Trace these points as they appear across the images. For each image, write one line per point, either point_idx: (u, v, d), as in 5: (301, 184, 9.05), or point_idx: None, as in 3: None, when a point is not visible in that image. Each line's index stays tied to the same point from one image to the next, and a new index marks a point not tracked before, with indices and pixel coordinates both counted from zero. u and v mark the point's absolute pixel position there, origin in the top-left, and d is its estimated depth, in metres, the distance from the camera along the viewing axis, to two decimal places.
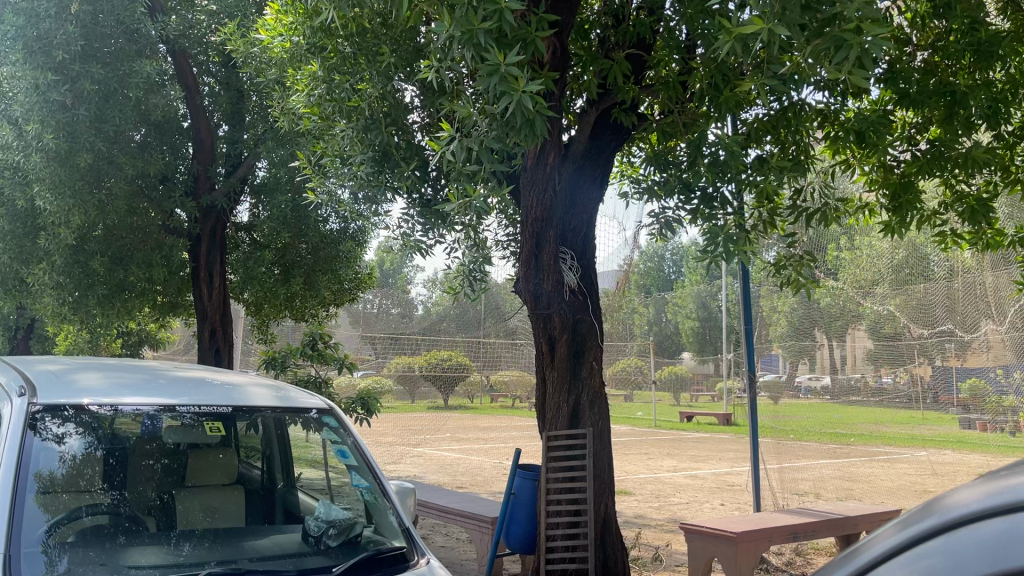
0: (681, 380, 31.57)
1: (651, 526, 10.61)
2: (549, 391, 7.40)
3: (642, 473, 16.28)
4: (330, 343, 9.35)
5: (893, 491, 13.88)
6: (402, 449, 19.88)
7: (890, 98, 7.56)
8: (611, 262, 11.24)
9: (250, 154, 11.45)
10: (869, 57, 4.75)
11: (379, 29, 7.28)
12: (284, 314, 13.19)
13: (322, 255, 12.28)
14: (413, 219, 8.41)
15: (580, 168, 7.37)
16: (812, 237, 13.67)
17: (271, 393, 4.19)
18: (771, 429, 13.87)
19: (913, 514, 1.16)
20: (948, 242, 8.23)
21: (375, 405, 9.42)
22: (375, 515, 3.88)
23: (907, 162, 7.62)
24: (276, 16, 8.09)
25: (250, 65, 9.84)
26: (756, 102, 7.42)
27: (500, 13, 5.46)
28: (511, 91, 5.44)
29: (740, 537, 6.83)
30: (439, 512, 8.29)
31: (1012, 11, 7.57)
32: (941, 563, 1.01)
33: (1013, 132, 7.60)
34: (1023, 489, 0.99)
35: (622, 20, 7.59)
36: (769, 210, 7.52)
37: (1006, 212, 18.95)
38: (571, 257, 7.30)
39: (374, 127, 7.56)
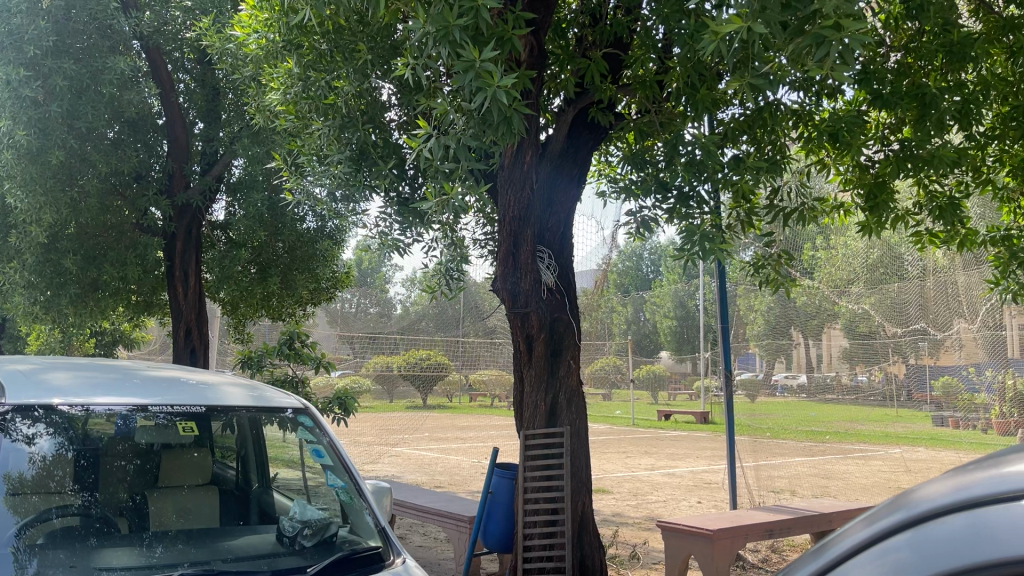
0: (659, 379, 31.73)
1: (628, 524, 10.63)
2: (527, 389, 7.40)
3: (620, 472, 16.33)
4: (307, 342, 9.28)
5: (868, 488, 14.02)
6: (379, 448, 19.82)
7: (865, 98, 7.63)
8: (589, 261, 11.25)
9: (226, 151, 11.32)
10: (847, 56, 4.78)
11: (356, 26, 7.25)
12: (260, 314, 13.10)
13: (299, 254, 12.19)
14: (391, 218, 8.40)
15: (558, 168, 7.37)
16: (788, 236, 13.76)
17: (246, 392, 4.15)
18: (747, 427, 13.97)
19: (882, 510, 1.17)
20: (922, 241, 8.29)
21: (352, 405, 9.36)
22: (351, 515, 3.86)
23: (881, 161, 7.69)
24: (251, 13, 7.99)
25: (226, 61, 9.75)
26: (733, 102, 7.46)
27: (477, 10, 5.48)
28: (486, 87, 5.41)
29: (716, 535, 6.86)
30: (417, 512, 8.26)
31: (985, 14, 7.71)
32: (909, 558, 1.01)
33: (985, 131, 7.67)
34: (990, 483, 1.00)
35: (598, 19, 7.60)
36: (747, 211, 7.74)
37: (979, 212, 19.22)
38: (549, 255, 7.26)
39: (351, 126, 7.54)
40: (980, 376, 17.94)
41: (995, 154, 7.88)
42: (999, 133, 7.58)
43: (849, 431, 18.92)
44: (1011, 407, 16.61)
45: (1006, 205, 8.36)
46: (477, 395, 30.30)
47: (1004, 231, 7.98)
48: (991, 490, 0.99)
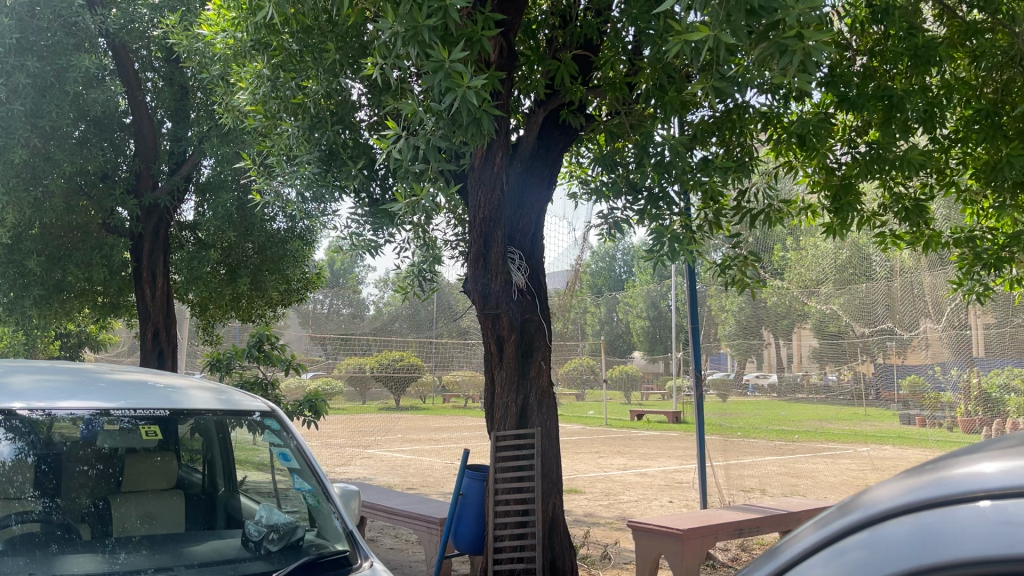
0: (632, 379, 31.94)
1: (600, 524, 10.68)
2: (497, 391, 7.40)
3: (593, 472, 16.37)
4: (277, 344, 9.18)
5: (836, 486, 14.17)
6: (352, 451, 19.70)
7: (831, 101, 7.73)
8: (562, 261, 11.27)
9: (194, 150, 11.17)
10: (811, 61, 4.83)
11: (325, 26, 7.18)
12: (229, 315, 12.99)
13: (269, 255, 12.10)
14: (362, 219, 8.35)
15: (528, 168, 7.39)
16: (757, 238, 13.89)
17: (214, 395, 4.11)
18: (719, 427, 14.08)
19: (834, 511, 1.18)
20: (887, 242, 8.41)
21: (323, 407, 9.27)
22: (318, 519, 3.84)
23: (847, 164, 7.77)
24: (218, 11, 7.91)
25: (193, 60, 9.65)
26: (703, 104, 7.51)
27: (445, 10, 5.46)
28: (455, 87, 5.40)
29: (686, 534, 6.91)
30: (387, 514, 8.21)
31: (948, 18, 7.79)
32: (863, 557, 1.01)
33: (949, 135, 7.77)
34: (946, 486, 1.01)
35: (569, 21, 7.63)
36: (715, 212, 7.78)
37: (945, 213, 19.51)
38: (520, 257, 7.25)
39: (320, 126, 7.50)
40: (945, 375, 18.24)
41: (958, 157, 8.00)
42: (962, 136, 7.68)
43: (819, 430, 19.11)
44: (976, 405, 16.93)
45: (969, 207, 8.49)
46: (451, 395, 30.26)
47: (966, 232, 8.12)
48: (941, 493, 1.00)
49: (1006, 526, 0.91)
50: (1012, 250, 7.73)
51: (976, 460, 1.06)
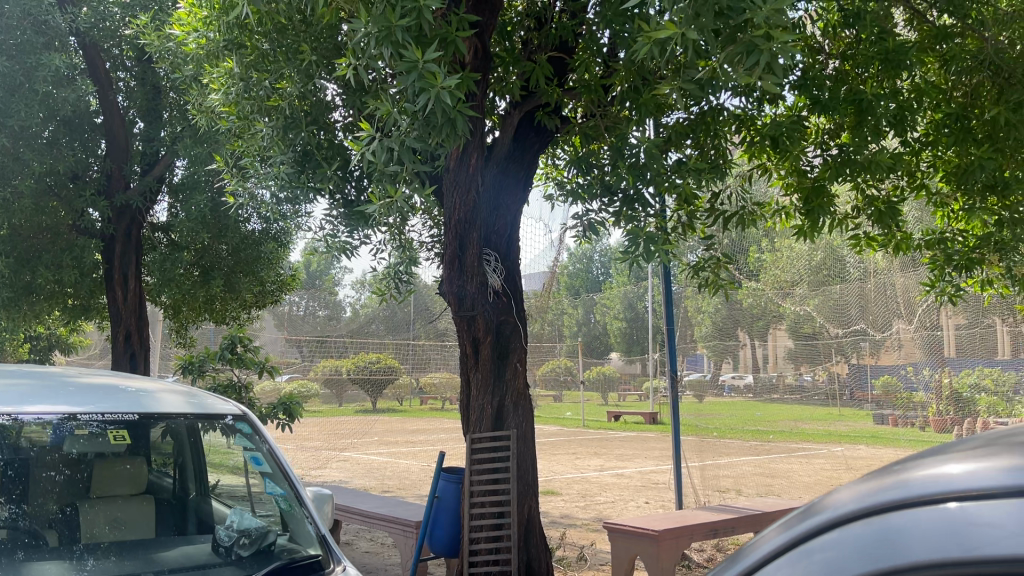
0: (609, 380, 32.07)
1: (577, 525, 10.69)
2: (473, 393, 7.38)
3: (570, 473, 16.41)
4: (251, 346, 9.10)
5: (810, 485, 14.30)
6: (328, 453, 19.60)
7: (804, 104, 7.80)
8: (539, 262, 11.29)
9: (166, 151, 11.04)
10: (778, 62, 4.85)
11: (299, 26, 7.15)
12: (203, 317, 12.89)
13: (243, 256, 11.99)
14: (336, 220, 8.30)
15: (503, 170, 7.42)
16: (733, 239, 13.98)
17: (184, 399, 4.07)
18: (695, 427, 14.17)
19: (798, 514, 1.18)
20: (860, 245, 8.47)
21: (297, 410, 9.19)
22: (291, 524, 3.81)
23: (820, 166, 7.83)
24: (189, 11, 7.85)
25: (165, 59, 9.55)
26: (677, 107, 7.58)
27: (420, 11, 5.46)
28: (429, 87, 5.38)
29: (661, 535, 6.93)
30: (363, 517, 8.16)
31: (919, 23, 7.94)
32: (826, 560, 1.01)
33: (920, 138, 7.87)
34: (905, 487, 1.01)
35: (544, 23, 7.65)
36: (689, 214, 7.85)
37: (917, 215, 19.77)
38: (495, 258, 7.28)
39: (294, 127, 7.44)
40: (918, 375, 18.53)
41: (930, 160, 8.09)
42: (932, 139, 7.77)
43: (794, 430, 19.24)
44: (946, 405, 17.17)
45: (940, 209, 8.57)
46: (428, 397, 30.15)
47: (938, 234, 8.21)
48: (905, 495, 1.00)
49: (973, 528, 0.91)
50: (982, 251, 7.83)
51: (942, 462, 1.06)
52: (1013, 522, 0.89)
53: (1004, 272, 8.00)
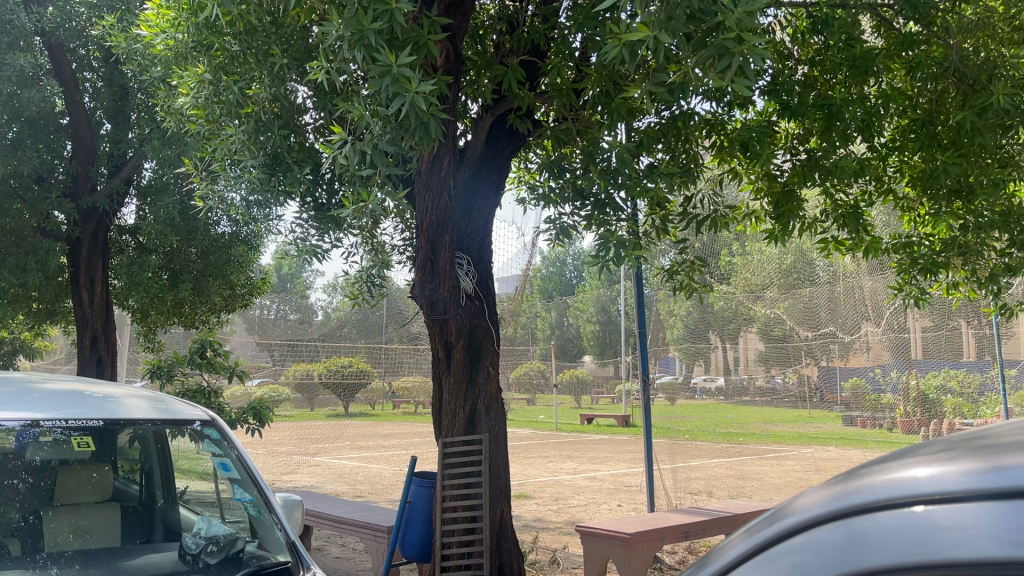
0: (582, 383, 32.16)
1: (549, 529, 10.67)
2: (445, 397, 7.37)
3: (543, 476, 16.42)
4: (221, 351, 8.99)
5: (780, 487, 14.43)
6: (298, 458, 19.43)
7: (773, 109, 7.88)
8: (512, 266, 11.31)
9: (134, 153, 10.91)
10: (750, 66, 4.86)
11: (268, 28, 7.06)
12: (172, 321, 12.75)
13: (212, 260, 11.84)
14: (307, 224, 8.25)
15: (475, 174, 7.39)
16: (703, 243, 14.05)
17: (150, 404, 3.99)
18: (667, 430, 14.27)
19: (764, 520, 1.19)
20: (828, 248, 8.56)
21: (268, 415, 9.10)
22: (259, 530, 3.77)
23: (789, 171, 7.90)
24: (157, 12, 7.78)
25: (133, 61, 9.44)
26: (648, 111, 7.63)
27: (391, 13, 5.43)
28: (403, 92, 5.36)
29: (634, 537, 6.94)
30: (334, 523, 8.07)
31: (886, 30, 8.05)
32: (796, 563, 1.02)
33: (887, 143, 7.97)
34: (873, 490, 1.02)
35: (516, 26, 7.64)
36: (661, 218, 7.86)
37: (884, 219, 20.10)
38: (468, 262, 7.25)
39: (265, 130, 7.36)
40: (885, 377, 18.80)
41: (896, 165, 8.19)
42: (899, 144, 7.88)
43: (765, 432, 19.44)
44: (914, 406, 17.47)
45: (907, 214, 8.67)
46: (401, 401, 30.00)
47: (905, 237, 8.32)
48: (873, 499, 1.00)
49: (945, 532, 0.91)
50: (948, 256, 7.95)
51: (908, 466, 1.06)
52: (980, 523, 0.89)
53: (969, 276, 8.12)
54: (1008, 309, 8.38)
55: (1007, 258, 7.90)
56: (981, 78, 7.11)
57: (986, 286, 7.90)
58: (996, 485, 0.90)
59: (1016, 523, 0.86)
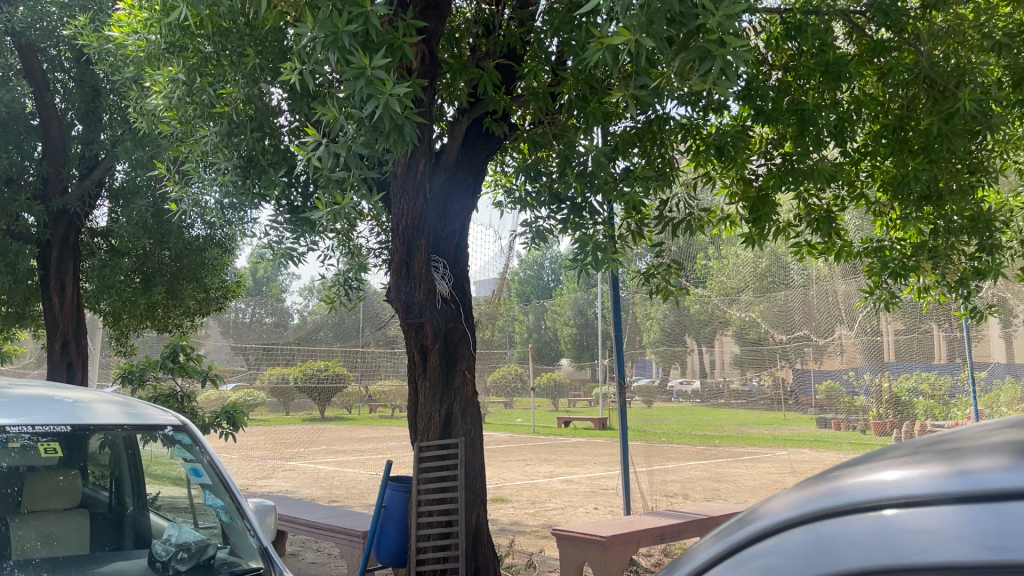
0: (559, 386, 32.21)
1: (525, 533, 10.66)
2: (422, 401, 7.36)
3: (520, 480, 16.43)
4: (194, 355, 8.90)
5: (755, 489, 14.55)
6: (273, 463, 19.29)
7: (748, 114, 7.94)
8: (489, 269, 11.31)
9: (106, 154, 10.77)
10: (730, 69, 4.89)
11: (242, 29, 6.98)
12: (145, 326, 12.62)
13: (187, 263, 11.73)
14: (282, 226, 8.20)
15: (452, 177, 7.39)
16: (680, 246, 14.08)
17: (120, 409, 3.92)
18: (644, 433, 14.35)
19: (733, 524, 1.19)
20: (802, 252, 8.65)
21: (242, 419, 9.00)
22: (232, 536, 3.75)
23: (763, 175, 7.97)
24: (129, 13, 7.72)
25: (105, 61, 9.36)
26: (624, 116, 7.68)
27: (366, 16, 5.41)
28: (378, 94, 5.33)
29: (610, 541, 6.95)
30: (309, 528, 8.00)
31: (858, 36, 8.13)
32: (771, 564, 1.01)
33: (859, 148, 8.07)
34: (845, 493, 1.02)
35: (492, 30, 7.64)
36: (638, 222, 7.86)
37: (857, 224, 20.37)
38: (444, 265, 7.25)
39: (238, 132, 7.30)
40: (857, 379, 19.09)
41: (868, 170, 8.28)
42: (871, 150, 7.98)
43: (740, 434, 19.61)
44: (887, 408, 18.10)
45: (879, 218, 8.78)
46: (377, 405, 29.85)
47: (876, 242, 8.43)
48: (842, 502, 1.00)
49: (915, 535, 0.91)
50: (918, 260, 8.10)
51: (875, 470, 1.07)
52: (950, 527, 0.89)
53: (940, 280, 8.25)
54: (978, 312, 8.51)
55: (977, 262, 8.05)
56: (950, 84, 7.20)
57: (956, 290, 8.06)
58: (964, 488, 0.91)
59: (983, 528, 0.87)
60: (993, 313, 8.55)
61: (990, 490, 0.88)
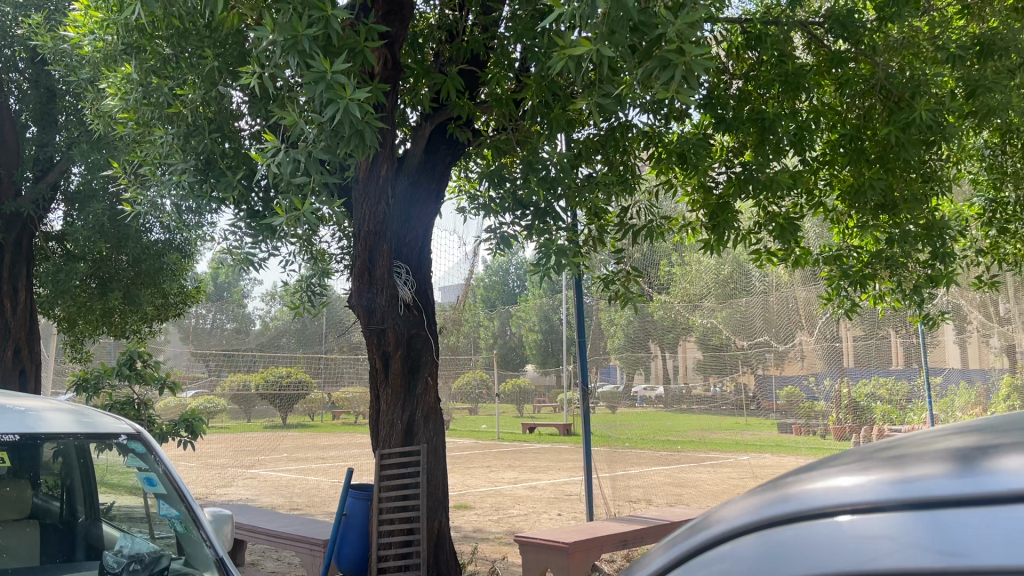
0: (524, 393, 32.19)
1: (489, 540, 10.62)
2: (383, 409, 7.32)
3: (484, 486, 16.37)
4: (151, 362, 8.73)
5: (718, 494, 14.65)
6: (234, 471, 19.01)
7: (709, 122, 8.03)
8: (454, 275, 11.28)
9: (61, 157, 10.59)
10: (693, 77, 4.90)
11: (202, 30, 6.86)
12: (100, 331, 12.38)
13: (145, 268, 11.54)
14: (242, 231, 8.10)
15: (415, 183, 7.37)
16: (643, 253, 14.18)
17: (72, 418, 3.81)
18: (608, 438, 14.39)
19: (687, 530, 1.19)
20: (761, 259, 8.75)
21: (200, 427, 8.84)
22: (187, 547, 3.69)
23: (724, 183, 8.06)
24: (85, 12, 7.61)
25: (61, 62, 9.25)
26: (587, 122, 7.74)
27: (327, 20, 5.40)
28: (338, 99, 5.29)
29: (573, 547, 6.95)
30: (269, 537, 7.88)
31: (816, 48, 8.27)
32: (728, 568, 1.01)
33: (818, 157, 8.20)
34: (801, 498, 1.01)
35: (455, 35, 7.62)
36: (600, 228, 8.21)
37: (817, 232, 20.71)
38: (406, 271, 7.24)
39: (196, 134, 7.20)
40: (818, 384, 19.47)
41: (826, 178, 8.40)
42: (829, 158, 8.09)
43: (703, 439, 19.77)
44: (846, 413, 18.84)
45: (836, 226, 8.90)
46: (340, 412, 29.58)
47: (834, 249, 8.54)
48: (796, 508, 1.00)
49: (863, 541, 0.92)
50: (875, 268, 8.18)
51: (828, 476, 1.07)
52: (900, 533, 0.90)
53: (895, 287, 8.39)
54: (931, 319, 8.70)
55: (930, 270, 8.20)
56: (905, 94, 7.34)
57: (910, 297, 8.21)
58: (913, 494, 0.91)
59: (935, 533, 0.87)
60: (946, 320, 8.72)
61: (940, 496, 0.88)
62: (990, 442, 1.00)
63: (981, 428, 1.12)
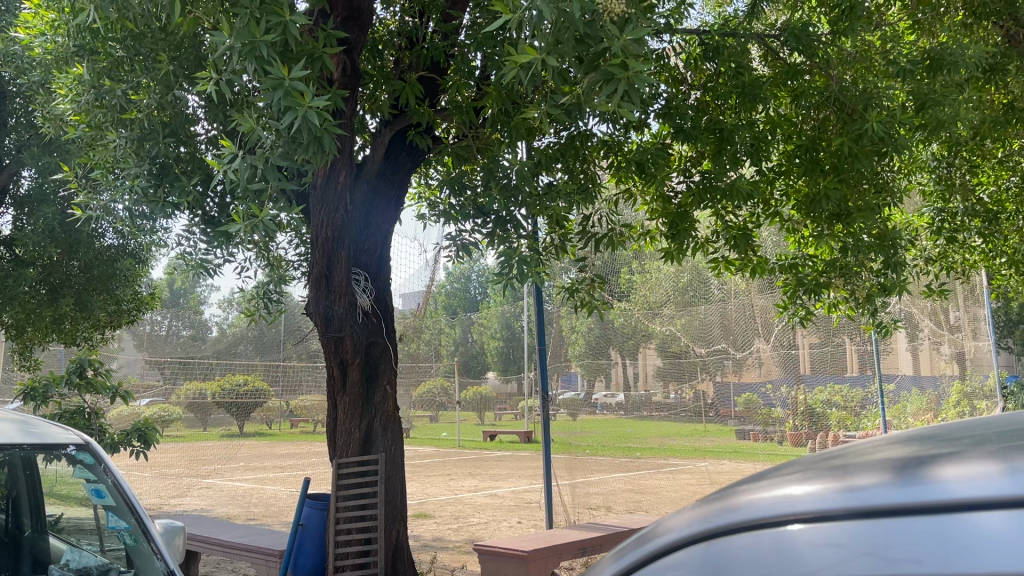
0: (485, 400, 32.07)
1: (448, 549, 10.55)
2: (341, 417, 7.27)
3: (443, 495, 16.26)
4: (101, 370, 8.52)
5: (675, 500, 14.73)
6: (188, 481, 18.65)
7: (667, 132, 8.10)
8: (414, 283, 11.25)
9: (11, 160, 10.35)
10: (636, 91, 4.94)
11: (156, 34, 6.80)
12: (50, 340, 12.07)
13: (96, 274, 11.35)
14: (196, 236, 7.97)
15: (374, 189, 7.36)
16: (604, 261, 14.26)
17: (17, 426, 3.69)
18: (568, 446, 14.39)
19: (634, 541, 1.19)
20: (719, 267, 8.85)
21: (154, 437, 8.66)
22: (137, 560, 3.61)
23: (682, 193, 8.17)
24: (35, 12, 7.47)
25: (11, 64, 9.05)
26: (547, 131, 7.78)
27: (285, 26, 5.35)
28: (296, 106, 5.22)
29: (531, 555, 6.94)
30: (223, 548, 7.73)
31: (771, 59, 8.43)
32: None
33: (774, 167, 8.30)
34: (748, 507, 1.02)
35: (415, 42, 7.60)
36: (561, 238, 7.99)
37: (774, 241, 21.00)
38: (365, 278, 7.26)
39: (151, 138, 7.09)
40: (775, 391, 19.88)
41: (783, 189, 8.53)
42: (785, 168, 8.23)
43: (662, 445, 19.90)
44: (801, 420, 19.36)
45: (792, 235, 9.00)
46: (299, 421, 29.25)
47: (790, 258, 8.68)
48: (742, 518, 1.00)
49: (813, 549, 0.92)
50: (829, 276, 8.37)
51: (776, 485, 1.07)
52: (849, 540, 0.90)
53: (848, 295, 8.55)
54: (884, 327, 8.88)
55: (882, 279, 8.38)
56: (857, 106, 7.49)
57: (864, 306, 8.35)
58: (861, 502, 0.92)
59: (891, 542, 0.87)
60: (898, 327, 8.90)
61: (890, 505, 0.89)
62: (929, 450, 1.02)
63: (925, 436, 1.15)
